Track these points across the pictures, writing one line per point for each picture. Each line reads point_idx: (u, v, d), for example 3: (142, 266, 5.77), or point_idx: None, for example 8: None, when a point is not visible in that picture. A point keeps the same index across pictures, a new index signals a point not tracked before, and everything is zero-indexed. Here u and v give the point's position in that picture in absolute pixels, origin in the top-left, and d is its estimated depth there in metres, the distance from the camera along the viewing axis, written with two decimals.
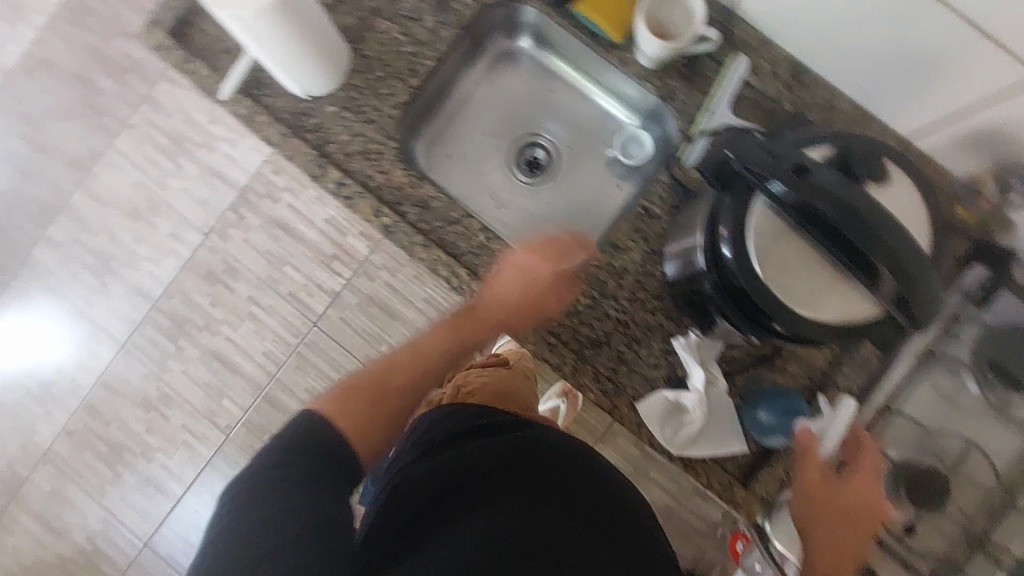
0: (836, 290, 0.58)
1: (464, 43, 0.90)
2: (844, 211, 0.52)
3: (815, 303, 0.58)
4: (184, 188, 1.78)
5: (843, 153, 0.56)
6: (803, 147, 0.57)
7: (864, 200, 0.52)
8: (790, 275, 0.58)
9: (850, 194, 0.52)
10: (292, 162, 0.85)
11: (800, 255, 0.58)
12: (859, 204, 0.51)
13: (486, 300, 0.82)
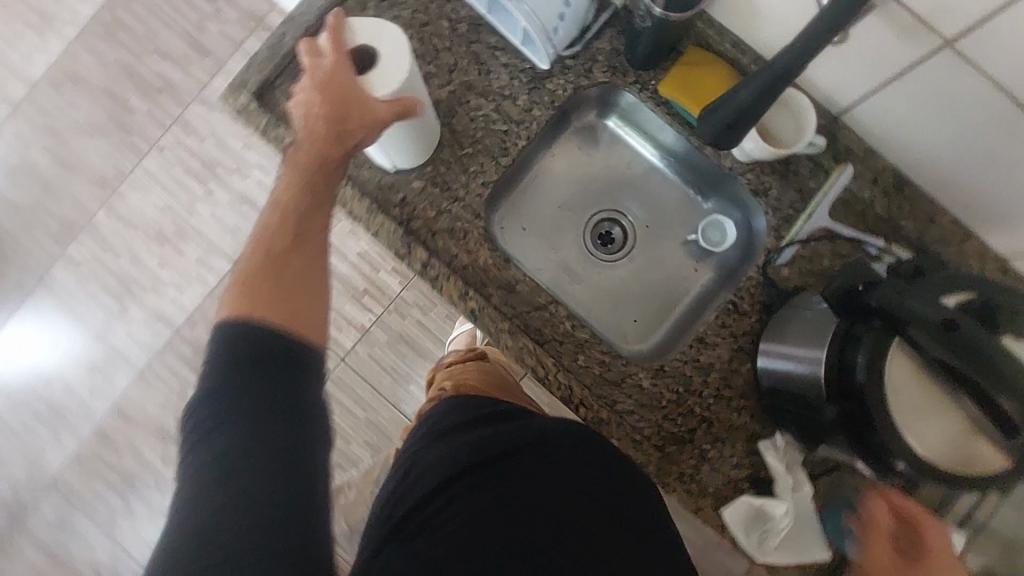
0: (956, 438, 0.59)
1: (553, 121, 0.89)
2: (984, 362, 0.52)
3: (939, 449, 0.59)
4: (215, 214, 1.74)
5: (979, 303, 0.57)
6: (940, 291, 0.57)
7: (1007, 355, 0.52)
8: (912, 419, 0.59)
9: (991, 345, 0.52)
10: (375, 239, 0.83)
11: (928, 399, 0.59)
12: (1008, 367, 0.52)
13: (571, 392, 0.80)
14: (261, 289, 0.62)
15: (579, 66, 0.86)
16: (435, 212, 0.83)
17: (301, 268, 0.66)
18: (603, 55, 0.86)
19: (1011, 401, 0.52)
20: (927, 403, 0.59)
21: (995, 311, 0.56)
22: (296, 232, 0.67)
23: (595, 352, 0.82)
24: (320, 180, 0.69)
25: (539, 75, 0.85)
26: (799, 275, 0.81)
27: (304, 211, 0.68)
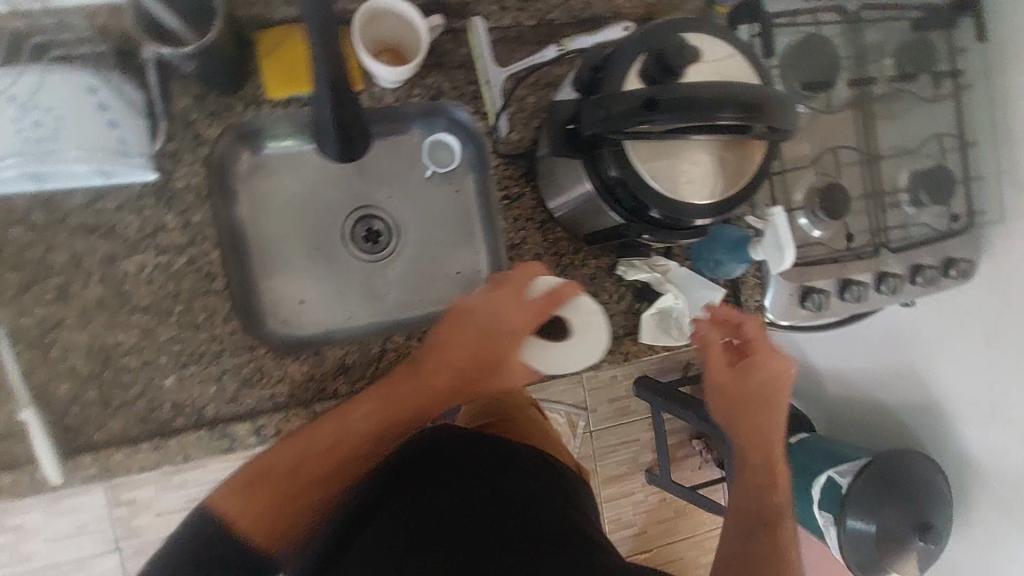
0: (717, 164, 0.64)
1: (219, 204, 0.76)
2: (684, 109, 0.55)
3: (705, 185, 0.64)
4: (44, 540, 1.44)
5: (655, 59, 0.57)
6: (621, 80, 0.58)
7: (691, 85, 0.56)
8: (682, 181, 0.63)
9: (677, 91, 0.55)
10: (193, 460, 0.71)
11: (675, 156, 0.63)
12: (710, 97, 0.55)
13: None
14: (301, 461, 0.67)
15: (183, 138, 0.70)
16: (214, 383, 0.72)
17: (315, 472, 0.67)
18: (193, 110, 0.70)
19: (731, 116, 0.56)
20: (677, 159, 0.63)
21: (669, 56, 0.57)
22: (328, 446, 0.68)
23: None
24: (318, 439, 0.67)
25: (157, 185, 0.70)
26: (524, 129, 0.80)
27: (315, 434, 0.68)
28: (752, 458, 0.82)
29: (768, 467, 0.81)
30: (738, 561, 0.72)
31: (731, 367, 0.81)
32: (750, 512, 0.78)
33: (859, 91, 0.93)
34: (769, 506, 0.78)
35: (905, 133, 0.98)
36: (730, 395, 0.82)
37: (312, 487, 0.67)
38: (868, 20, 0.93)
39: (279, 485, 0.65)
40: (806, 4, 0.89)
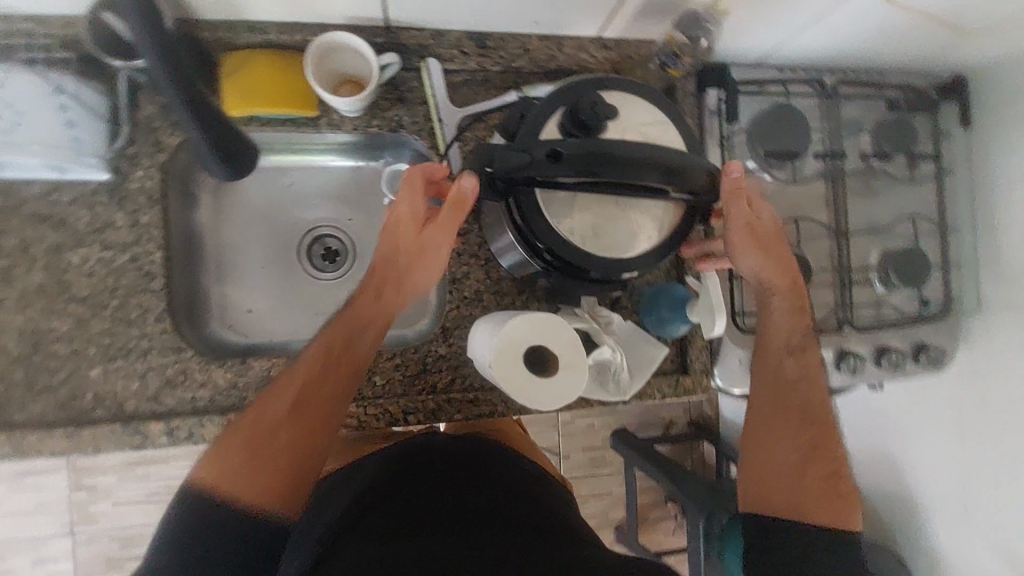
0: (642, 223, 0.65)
1: (174, 209, 0.79)
2: (612, 168, 0.55)
3: (622, 242, 0.64)
4: (5, 513, 1.48)
5: (571, 113, 0.59)
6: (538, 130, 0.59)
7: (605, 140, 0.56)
8: (607, 238, 0.64)
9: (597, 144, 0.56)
10: (102, 453, 0.72)
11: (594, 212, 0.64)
12: (619, 157, 0.55)
13: (391, 412, 0.79)
14: (256, 427, 0.63)
15: (145, 144, 0.75)
16: (136, 379, 0.74)
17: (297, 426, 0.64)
18: (158, 119, 0.75)
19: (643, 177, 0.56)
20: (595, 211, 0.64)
21: (586, 111, 0.58)
22: (288, 411, 0.65)
23: (384, 364, 0.81)
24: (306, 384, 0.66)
25: (113, 185, 0.74)
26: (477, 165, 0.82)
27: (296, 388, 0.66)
28: (787, 307, 0.78)
29: (799, 328, 0.78)
30: (785, 442, 0.73)
31: (777, 256, 0.73)
32: (802, 353, 0.77)
33: (830, 165, 0.92)
34: (798, 343, 0.78)
35: (879, 212, 0.96)
36: (764, 249, 0.74)
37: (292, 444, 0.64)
38: (843, 96, 0.92)
39: (308, 417, 0.65)
40: (776, 75, 0.90)
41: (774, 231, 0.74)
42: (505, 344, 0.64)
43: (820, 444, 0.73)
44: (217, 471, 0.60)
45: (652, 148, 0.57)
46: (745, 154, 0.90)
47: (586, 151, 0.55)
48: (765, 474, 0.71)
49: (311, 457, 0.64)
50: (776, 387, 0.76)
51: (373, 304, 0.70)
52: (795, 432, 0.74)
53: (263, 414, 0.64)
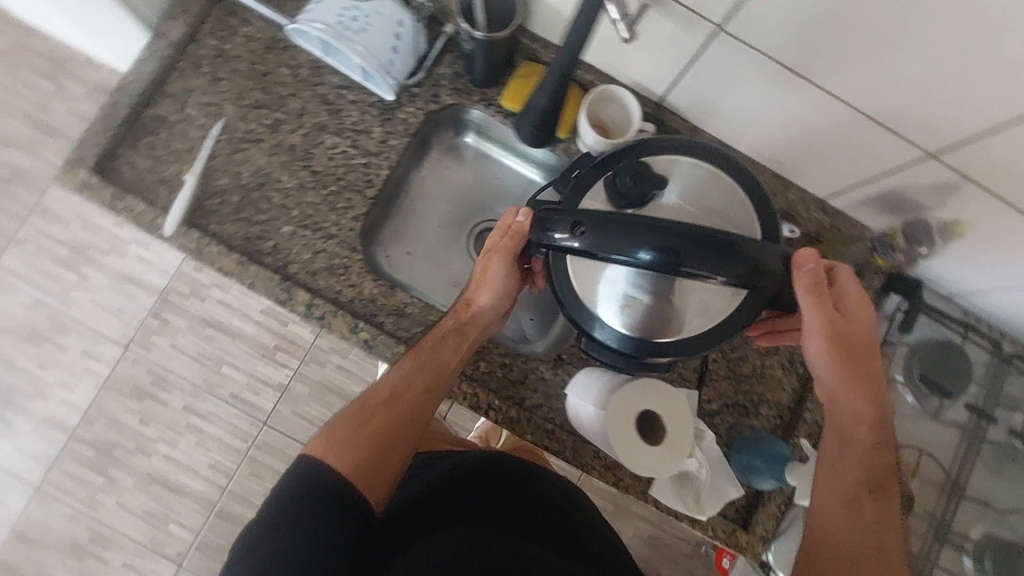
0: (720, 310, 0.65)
1: (413, 146, 0.92)
2: (693, 250, 0.55)
3: (691, 327, 0.64)
4: (94, 301, 1.65)
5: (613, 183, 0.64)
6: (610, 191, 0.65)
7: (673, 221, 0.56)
8: (675, 324, 0.64)
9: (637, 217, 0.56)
10: (252, 291, 0.81)
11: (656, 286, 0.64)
12: (695, 232, 0.55)
13: (477, 399, 0.82)
14: (365, 424, 0.72)
15: (427, 88, 0.88)
16: (310, 252, 0.84)
17: (386, 430, 0.73)
18: (446, 79, 0.88)
19: (716, 261, 0.55)
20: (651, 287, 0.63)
21: (627, 180, 0.63)
22: (381, 403, 0.74)
23: (494, 355, 0.85)
24: (411, 394, 0.75)
25: (387, 106, 0.88)
26: None
27: (386, 397, 0.75)
28: (879, 421, 0.72)
29: (882, 440, 0.73)
30: (851, 551, 0.69)
31: (853, 373, 0.70)
32: (880, 483, 0.72)
33: (973, 422, 0.91)
34: (882, 470, 0.73)
35: (1001, 493, 0.92)
36: (840, 344, 0.70)
37: (379, 445, 0.72)
38: (1014, 370, 0.92)
39: (393, 421, 0.74)
40: (961, 316, 0.92)
41: (867, 329, 0.71)
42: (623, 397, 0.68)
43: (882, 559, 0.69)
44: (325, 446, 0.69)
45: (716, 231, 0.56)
46: (899, 367, 0.90)
47: (630, 227, 0.56)
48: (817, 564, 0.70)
49: (399, 446, 0.73)
50: (857, 506, 0.71)
51: (446, 348, 0.78)
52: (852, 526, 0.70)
53: (382, 411, 0.74)
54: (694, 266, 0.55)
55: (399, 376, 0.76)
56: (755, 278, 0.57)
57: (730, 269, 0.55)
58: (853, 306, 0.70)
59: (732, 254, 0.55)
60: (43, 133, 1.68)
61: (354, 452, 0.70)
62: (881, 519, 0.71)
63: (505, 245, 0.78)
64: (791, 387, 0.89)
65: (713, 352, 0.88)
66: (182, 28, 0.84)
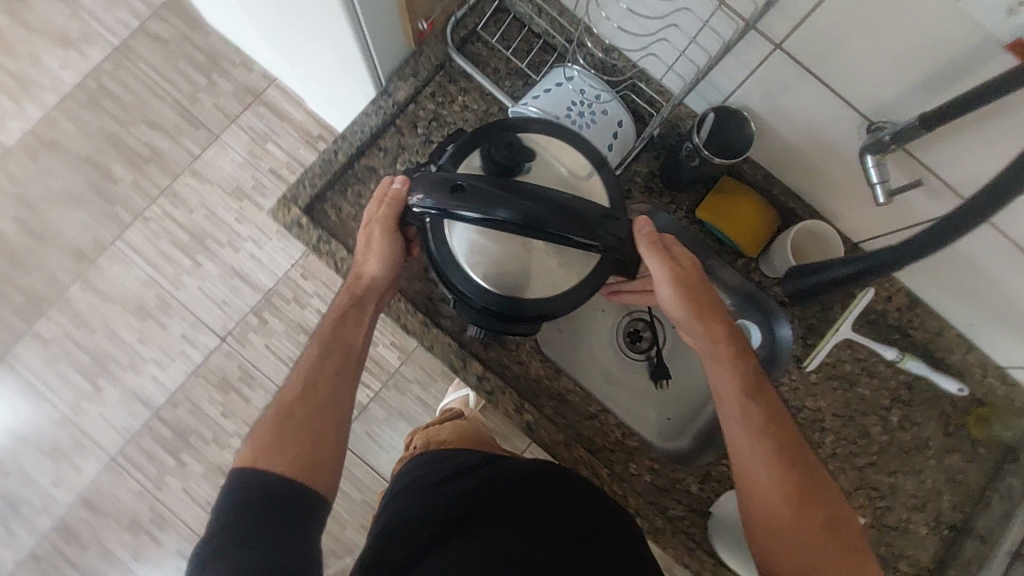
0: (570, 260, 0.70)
1: None
2: (548, 209, 0.61)
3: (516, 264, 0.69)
4: (202, 288, 1.70)
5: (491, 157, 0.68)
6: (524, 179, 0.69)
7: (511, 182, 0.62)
8: (516, 269, 0.69)
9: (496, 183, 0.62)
10: (429, 353, 0.83)
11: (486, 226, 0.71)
12: (544, 198, 0.61)
13: (628, 503, 0.82)
14: (291, 416, 0.70)
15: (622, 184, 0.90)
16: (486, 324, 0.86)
17: (306, 411, 0.71)
18: (641, 177, 0.90)
19: (573, 227, 0.62)
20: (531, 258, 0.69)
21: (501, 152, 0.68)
22: (316, 404, 0.72)
23: (644, 458, 0.86)
24: (318, 379, 0.74)
25: None
26: (825, 379, 0.90)
27: (298, 384, 0.74)
28: (761, 394, 0.70)
29: (767, 396, 0.70)
30: (769, 496, 0.66)
31: (698, 305, 0.71)
32: (777, 435, 0.67)
33: None
34: (787, 428, 0.69)
35: None
36: (694, 302, 0.71)
37: (302, 433, 0.69)
38: None
39: (320, 416, 0.72)
40: None
41: (707, 294, 0.72)
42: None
43: (830, 535, 0.64)
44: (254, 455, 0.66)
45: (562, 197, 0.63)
46: None
47: (504, 196, 0.60)
48: (774, 538, 0.65)
49: (324, 437, 0.70)
50: (767, 463, 0.66)
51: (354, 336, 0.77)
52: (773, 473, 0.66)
53: (298, 404, 0.72)
54: (551, 229, 0.60)
55: (307, 371, 0.75)
56: (601, 239, 0.63)
57: (570, 229, 0.62)
58: (695, 287, 0.72)
59: (572, 217, 0.62)
60: (187, 122, 1.75)
61: (270, 439, 0.68)
62: (803, 490, 0.66)
63: (383, 215, 0.75)
64: (931, 546, 0.88)
65: (860, 496, 0.88)
66: (408, 89, 0.88)
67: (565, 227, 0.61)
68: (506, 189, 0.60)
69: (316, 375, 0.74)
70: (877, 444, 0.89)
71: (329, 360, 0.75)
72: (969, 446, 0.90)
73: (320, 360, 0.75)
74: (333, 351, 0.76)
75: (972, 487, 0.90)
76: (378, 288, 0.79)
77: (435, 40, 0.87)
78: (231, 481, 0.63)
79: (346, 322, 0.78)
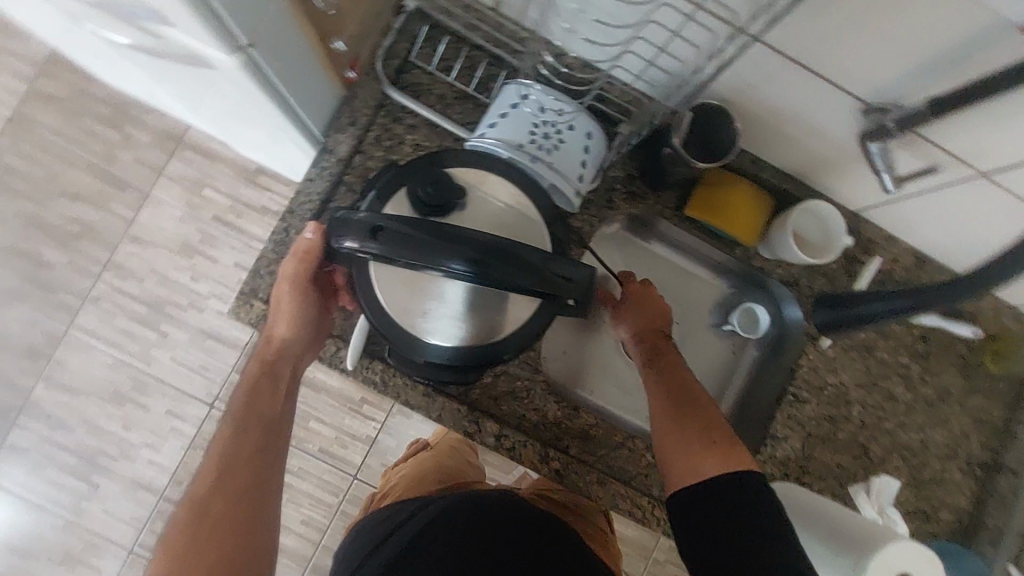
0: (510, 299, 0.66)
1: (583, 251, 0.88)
2: (497, 257, 0.54)
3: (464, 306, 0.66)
4: (174, 358, 1.57)
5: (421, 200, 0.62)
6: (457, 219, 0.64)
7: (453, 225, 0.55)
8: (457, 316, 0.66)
9: (428, 226, 0.55)
10: (439, 423, 0.79)
11: (410, 273, 0.66)
12: (482, 239, 0.55)
13: (672, 523, 0.82)
14: (210, 506, 0.68)
15: (602, 195, 0.84)
16: (492, 376, 0.81)
17: (227, 499, 0.69)
18: (620, 181, 0.84)
19: (518, 273, 0.55)
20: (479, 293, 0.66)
21: (430, 190, 0.62)
22: (237, 483, 0.70)
23: None
24: (243, 457, 0.72)
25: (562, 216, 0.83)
26: (842, 352, 0.87)
27: (218, 466, 0.71)
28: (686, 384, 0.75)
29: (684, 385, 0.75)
30: (675, 454, 0.70)
31: (643, 314, 0.80)
32: (688, 409, 0.73)
33: None
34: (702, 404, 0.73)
35: None
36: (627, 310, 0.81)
37: (223, 525, 0.68)
38: None
39: (243, 496, 0.70)
40: None
41: (648, 306, 0.80)
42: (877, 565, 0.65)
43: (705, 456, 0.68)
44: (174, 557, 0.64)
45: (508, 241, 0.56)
46: None
47: (441, 243, 0.54)
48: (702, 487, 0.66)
49: (252, 522, 0.70)
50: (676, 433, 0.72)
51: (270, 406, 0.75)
52: (693, 436, 0.70)
53: (218, 492, 0.69)
54: (497, 276, 0.54)
55: (222, 449, 0.72)
56: (555, 287, 0.57)
57: (518, 278, 0.55)
58: (636, 301, 0.80)
59: (517, 263, 0.55)
60: (109, 185, 1.58)
61: (190, 543, 0.66)
62: (724, 449, 0.68)
63: (301, 273, 0.73)
64: (968, 491, 0.88)
65: (894, 458, 0.87)
66: (349, 141, 0.79)
67: (513, 277, 0.54)
68: (443, 236, 0.54)
69: (236, 453, 0.72)
70: (902, 403, 0.88)
71: (246, 433, 0.73)
72: (989, 384, 0.90)
73: (233, 429, 0.73)
74: (252, 420, 0.74)
75: (998, 423, 0.89)
76: (298, 351, 0.77)
77: (368, 81, 0.79)
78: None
79: (260, 382, 0.76)
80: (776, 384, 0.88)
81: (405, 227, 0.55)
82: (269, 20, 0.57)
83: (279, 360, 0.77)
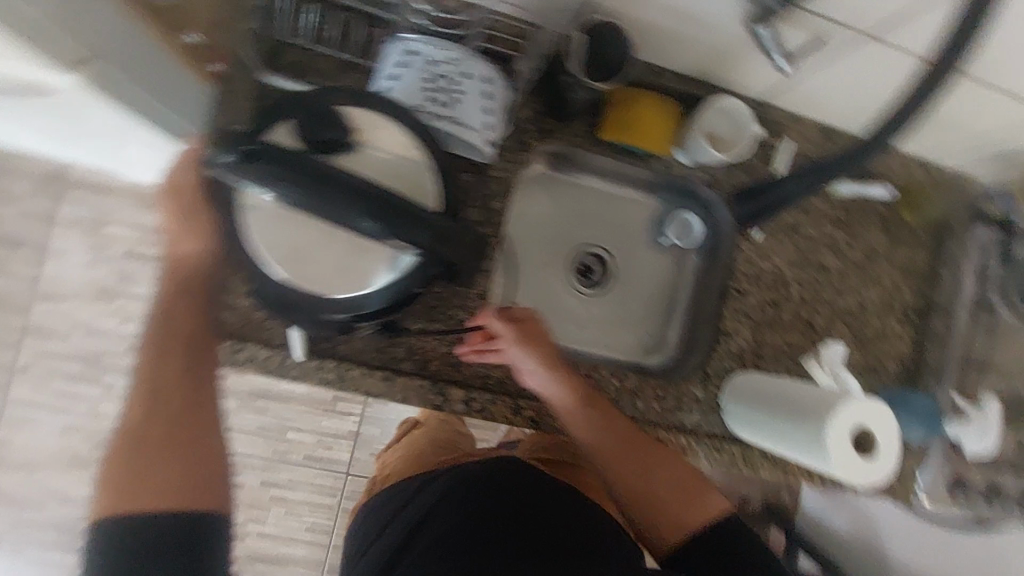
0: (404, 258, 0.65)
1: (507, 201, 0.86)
2: (396, 214, 0.53)
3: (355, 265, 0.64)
4: None
5: (311, 131, 0.62)
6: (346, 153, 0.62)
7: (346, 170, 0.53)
8: (347, 275, 0.64)
9: (319, 165, 0.52)
10: (406, 403, 0.78)
11: (293, 222, 0.63)
12: (379, 192, 0.53)
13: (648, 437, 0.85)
14: (146, 437, 0.68)
15: (512, 139, 0.81)
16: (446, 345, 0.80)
17: (166, 432, 0.69)
18: (528, 121, 0.82)
19: (416, 232, 0.53)
20: (375, 251, 0.64)
21: (318, 127, 0.62)
22: (172, 415, 0.70)
23: (648, 390, 0.86)
24: (172, 388, 0.71)
25: (478, 169, 0.81)
26: (772, 238, 0.91)
27: (148, 402, 0.70)
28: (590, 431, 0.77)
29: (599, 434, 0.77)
30: (647, 498, 0.78)
31: (544, 352, 0.74)
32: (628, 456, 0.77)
33: None
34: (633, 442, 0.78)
35: None
36: (528, 347, 0.74)
37: (163, 455, 0.67)
38: None
39: (182, 423, 0.70)
40: None
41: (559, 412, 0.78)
42: (836, 426, 0.68)
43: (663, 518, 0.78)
44: (112, 494, 0.63)
45: (404, 197, 0.54)
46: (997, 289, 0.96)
47: (334, 189, 0.51)
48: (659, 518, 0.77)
49: (195, 450, 0.69)
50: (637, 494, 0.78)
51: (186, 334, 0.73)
52: (626, 471, 0.78)
53: (154, 427, 0.69)
54: (394, 232, 0.53)
55: (145, 394, 0.71)
56: (450, 254, 0.56)
57: (416, 235, 0.54)
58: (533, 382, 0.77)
59: (415, 219, 0.53)
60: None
61: (129, 475, 0.65)
62: (654, 465, 0.78)
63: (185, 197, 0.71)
64: (908, 337, 0.95)
65: (839, 325, 0.93)
66: None
67: (411, 232, 0.53)
68: (335, 182, 0.51)
69: (166, 385, 0.71)
70: (835, 272, 0.93)
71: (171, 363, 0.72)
72: (908, 234, 0.95)
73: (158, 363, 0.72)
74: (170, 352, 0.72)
75: (922, 269, 0.96)
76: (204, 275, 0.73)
77: (238, 72, 0.73)
78: (98, 528, 0.62)
79: (172, 311, 0.73)
80: (718, 284, 0.91)
81: (269, 164, 0.52)
82: (99, 26, 0.52)
83: (186, 287, 0.73)
